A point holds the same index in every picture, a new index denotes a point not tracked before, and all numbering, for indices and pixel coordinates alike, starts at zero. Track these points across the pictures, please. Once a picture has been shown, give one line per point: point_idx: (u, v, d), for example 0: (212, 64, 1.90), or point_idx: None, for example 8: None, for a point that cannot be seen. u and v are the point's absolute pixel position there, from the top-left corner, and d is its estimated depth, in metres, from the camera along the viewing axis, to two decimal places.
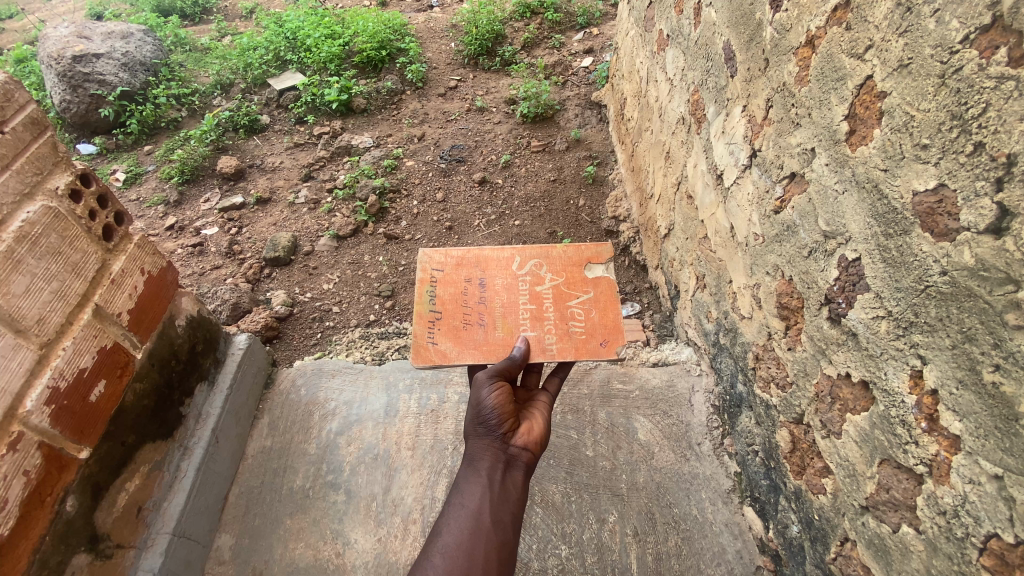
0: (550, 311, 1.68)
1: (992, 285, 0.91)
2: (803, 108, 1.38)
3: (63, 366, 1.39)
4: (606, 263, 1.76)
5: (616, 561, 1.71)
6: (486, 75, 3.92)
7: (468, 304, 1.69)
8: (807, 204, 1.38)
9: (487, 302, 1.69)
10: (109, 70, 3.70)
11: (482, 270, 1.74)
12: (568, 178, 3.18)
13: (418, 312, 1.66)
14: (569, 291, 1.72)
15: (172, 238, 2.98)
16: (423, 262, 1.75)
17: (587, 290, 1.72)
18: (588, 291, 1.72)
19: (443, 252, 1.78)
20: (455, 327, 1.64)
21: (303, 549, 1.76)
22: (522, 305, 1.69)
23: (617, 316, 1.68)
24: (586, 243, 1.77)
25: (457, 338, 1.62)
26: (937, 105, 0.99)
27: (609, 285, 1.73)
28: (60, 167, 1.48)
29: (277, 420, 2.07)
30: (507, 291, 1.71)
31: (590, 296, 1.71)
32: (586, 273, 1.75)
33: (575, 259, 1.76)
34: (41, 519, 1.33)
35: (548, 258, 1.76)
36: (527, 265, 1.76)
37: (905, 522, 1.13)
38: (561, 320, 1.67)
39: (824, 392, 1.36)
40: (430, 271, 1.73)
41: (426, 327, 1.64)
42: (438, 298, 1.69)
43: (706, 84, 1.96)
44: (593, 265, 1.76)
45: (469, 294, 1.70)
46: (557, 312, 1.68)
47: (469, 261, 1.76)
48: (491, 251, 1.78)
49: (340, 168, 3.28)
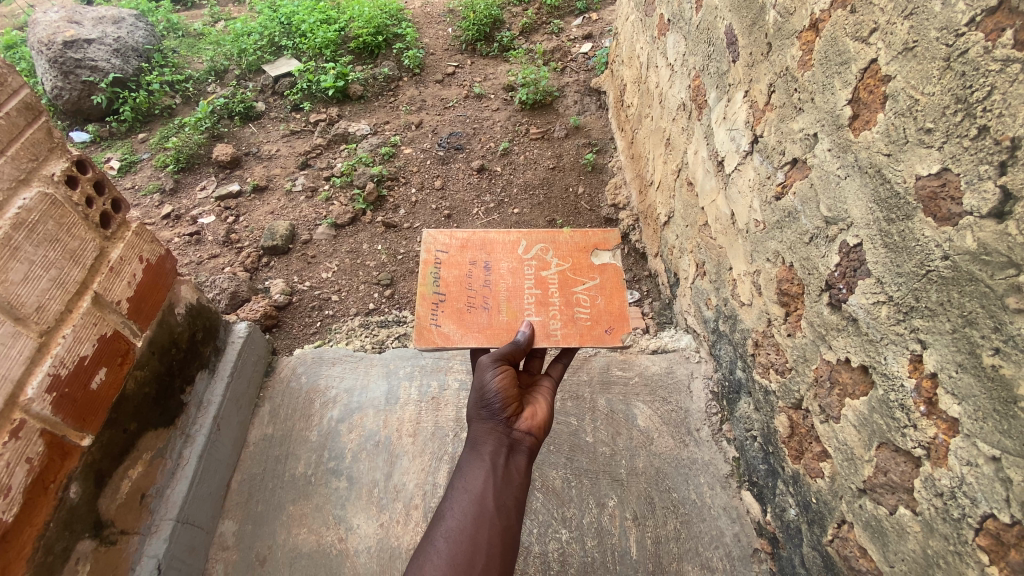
0: (555, 297, 1.68)
1: (993, 270, 0.91)
2: (806, 93, 1.37)
3: (63, 353, 1.39)
4: (612, 249, 1.76)
5: (616, 545, 1.73)
6: (484, 61, 3.88)
7: (472, 287, 1.68)
8: (808, 189, 1.38)
9: (492, 285, 1.69)
10: (100, 56, 3.64)
11: (487, 253, 1.74)
12: (568, 165, 3.17)
13: (421, 293, 1.66)
14: (574, 276, 1.71)
15: (167, 227, 2.95)
16: (427, 242, 1.75)
17: (593, 276, 1.72)
18: (594, 277, 1.72)
19: (447, 233, 1.77)
20: (459, 310, 1.64)
21: (306, 534, 1.78)
22: (527, 289, 1.69)
23: (622, 304, 1.68)
24: (593, 229, 1.76)
25: (460, 321, 1.63)
26: (942, 88, 0.98)
27: (615, 271, 1.73)
28: (55, 153, 1.46)
29: (278, 407, 2.07)
30: (512, 275, 1.71)
31: (596, 282, 1.71)
32: (592, 259, 1.74)
33: (581, 245, 1.76)
34: (45, 506, 1.34)
35: (554, 242, 1.76)
36: (533, 250, 1.75)
37: (902, 504, 1.15)
38: (566, 306, 1.67)
39: (824, 377, 1.37)
40: (433, 253, 1.73)
41: (429, 308, 1.64)
42: (441, 280, 1.69)
43: (707, 69, 1.94)
44: (599, 251, 1.76)
45: (473, 277, 1.70)
46: (563, 298, 1.68)
47: (474, 244, 1.75)
48: (496, 234, 1.77)
49: (337, 156, 3.26)
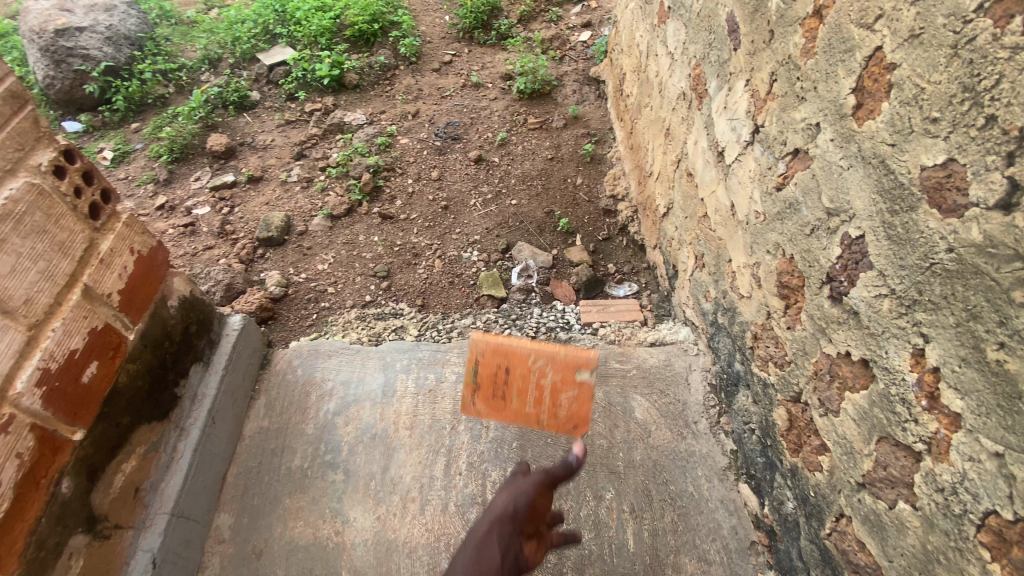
0: (541, 394, 1.56)
1: (1000, 263, 0.89)
2: (809, 82, 1.34)
3: (53, 347, 1.38)
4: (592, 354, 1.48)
5: (613, 538, 1.71)
6: (481, 49, 3.82)
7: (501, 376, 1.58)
8: (810, 179, 1.36)
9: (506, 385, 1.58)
10: (93, 45, 3.57)
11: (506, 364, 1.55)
12: (567, 156, 3.13)
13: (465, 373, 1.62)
14: (558, 387, 1.54)
15: (162, 218, 2.91)
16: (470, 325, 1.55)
17: (572, 388, 1.53)
18: (573, 391, 1.53)
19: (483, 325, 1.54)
20: (492, 397, 1.60)
21: (303, 527, 1.77)
22: (525, 393, 1.57)
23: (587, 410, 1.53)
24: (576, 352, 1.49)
25: (490, 405, 1.60)
26: (949, 77, 0.96)
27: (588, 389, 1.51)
28: (42, 143, 1.42)
29: (274, 400, 2.05)
30: (522, 375, 1.55)
31: (572, 396, 1.53)
32: (574, 375, 1.52)
33: (562, 362, 1.52)
34: (37, 501, 1.32)
35: (545, 351, 1.53)
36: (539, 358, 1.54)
37: (901, 499, 1.14)
38: (549, 404, 1.56)
39: (823, 370, 1.36)
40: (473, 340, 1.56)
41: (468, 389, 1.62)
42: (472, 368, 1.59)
43: (708, 57, 1.90)
44: (581, 369, 1.51)
45: (501, 373, 1.57)
46: (546, 398, 1.56)
47: (504, 349, 1.54)
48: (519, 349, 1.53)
49: (333, 146, 3.22)
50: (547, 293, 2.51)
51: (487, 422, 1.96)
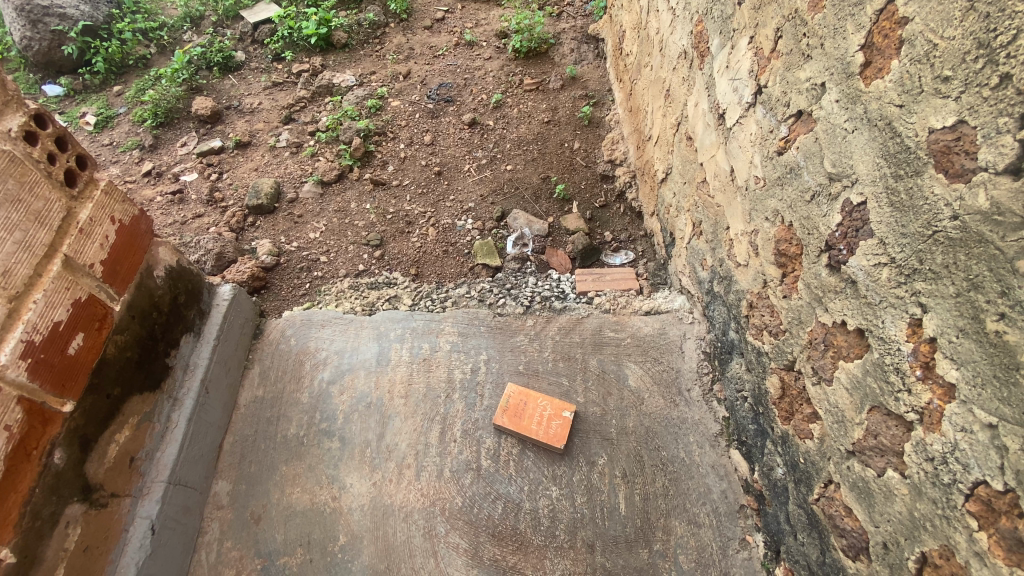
0: (542, 421, 1.85)
1: (1006, 231, 0.87)
2: (815, 38, 1.27)
3: (35, 319, 1.36)
4: (574, 411, 1.88)
5: (605, 501, 1.74)
6: (475, 5, 3.67)
7: (529, 412, 1.87)
8: (812, 144, 1.31)
9: (529, 416, 1.86)
10: (69, 2, 3.40)
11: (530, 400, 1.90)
12: (563, 119, 3.03)
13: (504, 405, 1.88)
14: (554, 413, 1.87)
15: (149, 185, 2.83)
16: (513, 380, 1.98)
17: (563, 417, 1.86)
18: (562, 419, 1.85)
19: (521, 378, 1.99)
20: (519, 423, 1.85)
21: (300, 493, 1.79)
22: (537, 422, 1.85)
23: (563, 431, 1.83)
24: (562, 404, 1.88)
25: (518, 425, 1.85)
26: (963, 32, 0.91)
27: (566, 425, 1.84)
28: (10, 107, 1.36)
29: (268, 369, 2.05)
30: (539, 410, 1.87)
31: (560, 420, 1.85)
32: (563, 413, 1.87)
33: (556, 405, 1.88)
34: (29, 473, 1.34)
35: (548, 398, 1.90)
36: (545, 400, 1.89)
37: (890, 467, 1.15)
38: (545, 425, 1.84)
39: (819, 339, 1.35)
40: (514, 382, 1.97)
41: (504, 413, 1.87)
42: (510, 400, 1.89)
43: (711, 13, 1.81)
44: (566, 412, 1.87)
45: (529, 407, 1.88)
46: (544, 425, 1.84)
47: (528, 395, 1.91)
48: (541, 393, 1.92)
49: (322, 109, 3.11)
50: (542, 262, 2.47)
51: (481, 390, 1.96)
